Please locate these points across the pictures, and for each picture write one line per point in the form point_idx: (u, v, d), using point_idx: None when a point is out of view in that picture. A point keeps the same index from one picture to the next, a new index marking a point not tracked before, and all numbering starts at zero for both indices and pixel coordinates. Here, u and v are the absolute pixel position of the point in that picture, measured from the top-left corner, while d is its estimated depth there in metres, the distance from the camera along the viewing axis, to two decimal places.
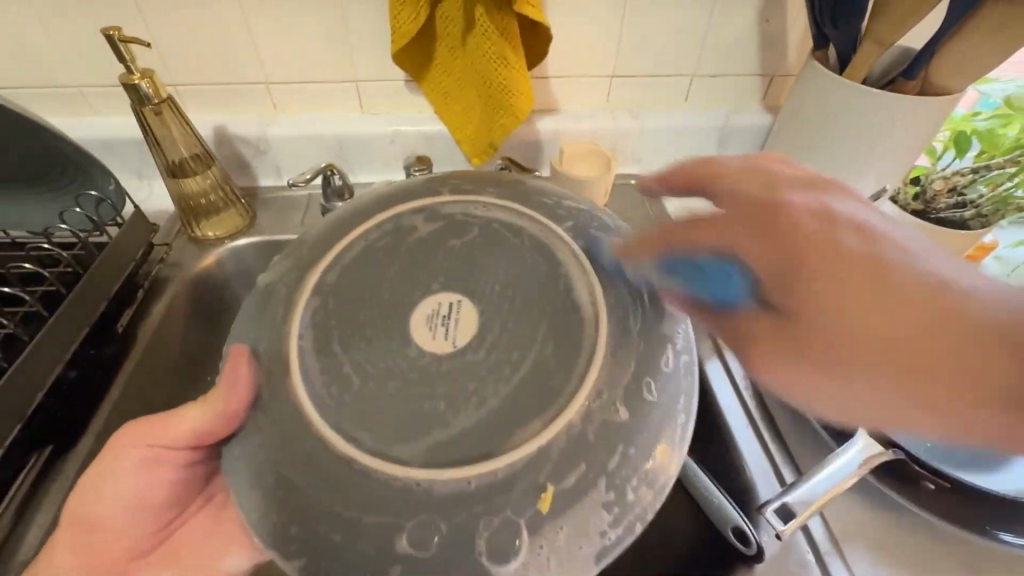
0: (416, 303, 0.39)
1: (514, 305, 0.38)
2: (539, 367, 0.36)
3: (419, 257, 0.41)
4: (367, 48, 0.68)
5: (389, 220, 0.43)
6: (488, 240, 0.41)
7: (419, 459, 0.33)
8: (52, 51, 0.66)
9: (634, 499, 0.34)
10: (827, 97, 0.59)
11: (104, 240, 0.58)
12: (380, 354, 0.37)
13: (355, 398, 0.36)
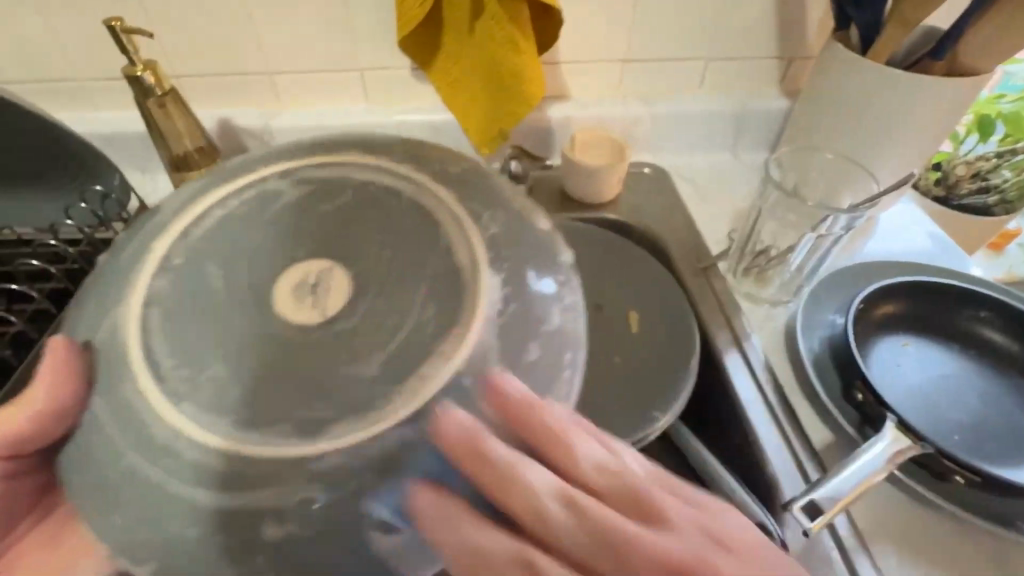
0: (278, 278, 0.34)
1: (391, 271, 0.34)
2: (417, 334, 0.32)
3: (284, 222, 0.36)
4: (371, 36, 0.67)
5: (249, 187, 0.38)
6: (360, 205, 0.37)
7: (289, 431, 0.30)
8: (53, 44, 0.65)
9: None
10: (848, 80, 0.57)
11: (110, 235, 0.57)
12: (251, 348, 0.32)
13: (226, 391, 0.31)
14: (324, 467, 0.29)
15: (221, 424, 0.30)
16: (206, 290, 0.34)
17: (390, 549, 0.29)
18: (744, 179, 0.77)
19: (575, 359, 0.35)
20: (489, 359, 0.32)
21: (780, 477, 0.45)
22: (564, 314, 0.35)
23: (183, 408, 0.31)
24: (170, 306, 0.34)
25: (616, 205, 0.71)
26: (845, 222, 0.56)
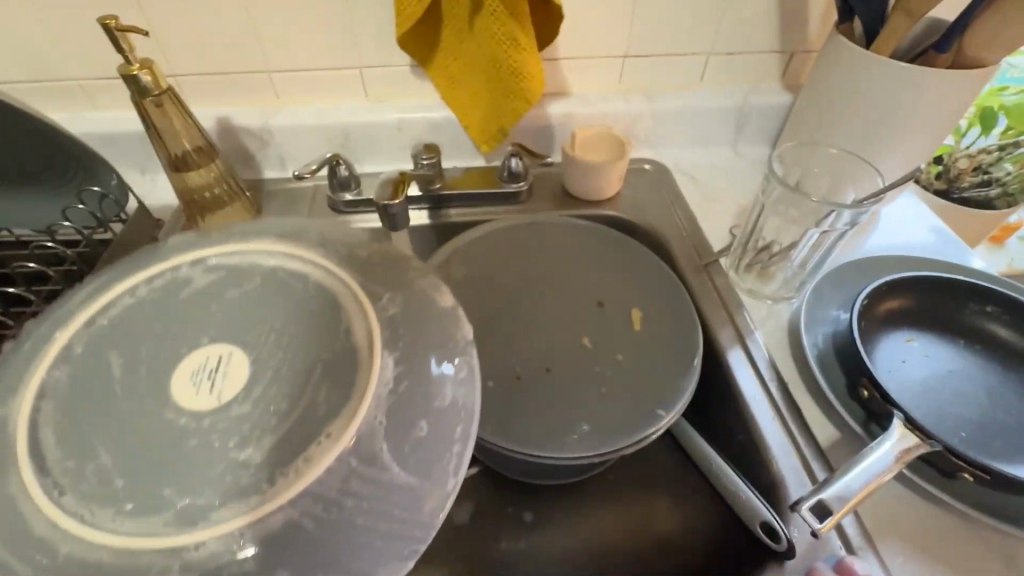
0: (179, 361, 0.34)
1: (283, 356, 0.34)
2: (304, 417, 0.32)
3: (189, 308, 0.37)
4: (370, 33, 0.66)
5: (160, 276, 0.39)
6: (264, 297, 0.37)
7: (167, 520, 0.29)
8: (48, 43, 0.64)
9: (371, 561, 0.30)
10: (852, 74, 0.57)
11: (108, 237, 0.56)
12: (142, 429, 0.32)
13: (113, 474, 0.30)
14: (195, 557, 0.28)
15: (103, 514, 0.29)
16: (106, 378, 0.34)
17: None
18: (746, 174, 0.76)
19: (466, 437, 0.34)
20: (377, 440, 0.31)
21: (786, 473, 0.45)
22: (460, 386, 0.35)
23: (65, 499, 0.29)
24: (68, 397, 0.33)
25: (617, 202, 0.70)
26: (848, 217, 0.55)
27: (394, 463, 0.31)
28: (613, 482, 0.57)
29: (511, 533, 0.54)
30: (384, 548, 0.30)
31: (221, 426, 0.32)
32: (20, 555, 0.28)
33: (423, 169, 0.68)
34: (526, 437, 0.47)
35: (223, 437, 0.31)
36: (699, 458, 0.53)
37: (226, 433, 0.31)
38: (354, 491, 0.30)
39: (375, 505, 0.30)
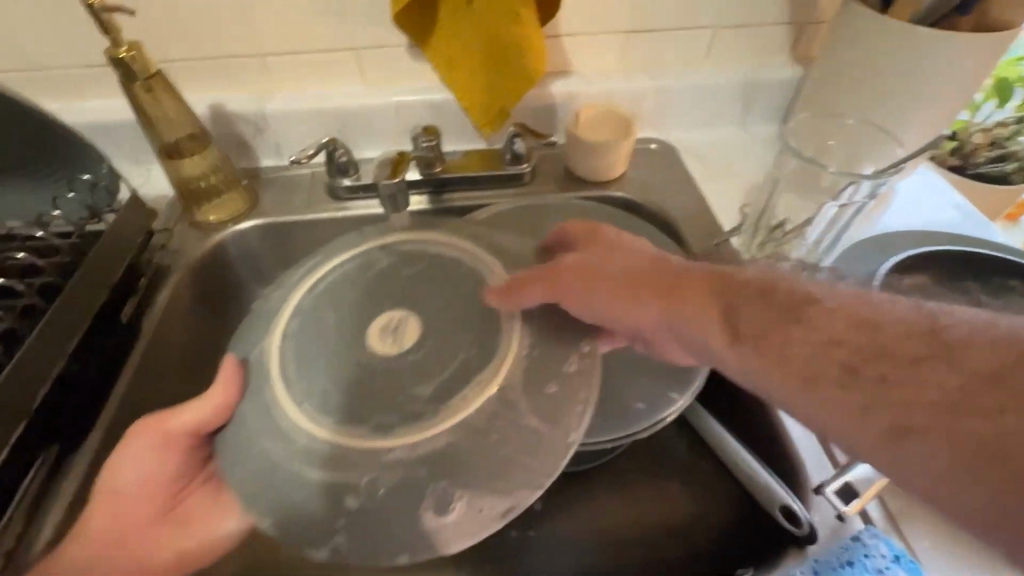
0: (371, 320, 0.40)
1: (448, 319, 0.39)
2: (463, 367, 0.36)
3: (373, 283, 0.42)
4: (366, 14, 0.64)
5: (361, 253, 0.44)
6: (433, 270, 0.42)
7: (355, 431, 0.34)
8: (33, 32, 0.62)
9: (509, 486, 0.32)
10: (869, 42, 0.54)
11: (100, 227, 0.55)
12: (333, 369, 0.38)
13: (314, 398, 0.36)
14: (386, 461, 0.33)
15: (323, 419, 0.35)
16: (320, 324, 0.40)
17: (431, 530, 0.32)
18: (755, 152, 0.74)
19: (589, 399, 0.35)
20: (517, 389, 0.35)
21: (804, 456, 0.44)
22: (584, 359, 0.37)
23: (302, 407, 0.36)
24: (296, 338, 0.40)
25: (623, 183, 0.68)
26: (866, 190, 0.53)
27: (535, 409, 0.34)
28: (624, 468, 0.55)
29: (521, 523, 0.53)
30: (517, 480, 0.33)
31: (402, 374, 0.36)
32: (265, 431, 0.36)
33: (421, 152, 0.65)
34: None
35: (405, 380, 0.36)
36: (713, 442, 0.51)
37: (402, 382, 0.36)
38: (500, 428, 0.34)
39: (513, 441, 0.33)
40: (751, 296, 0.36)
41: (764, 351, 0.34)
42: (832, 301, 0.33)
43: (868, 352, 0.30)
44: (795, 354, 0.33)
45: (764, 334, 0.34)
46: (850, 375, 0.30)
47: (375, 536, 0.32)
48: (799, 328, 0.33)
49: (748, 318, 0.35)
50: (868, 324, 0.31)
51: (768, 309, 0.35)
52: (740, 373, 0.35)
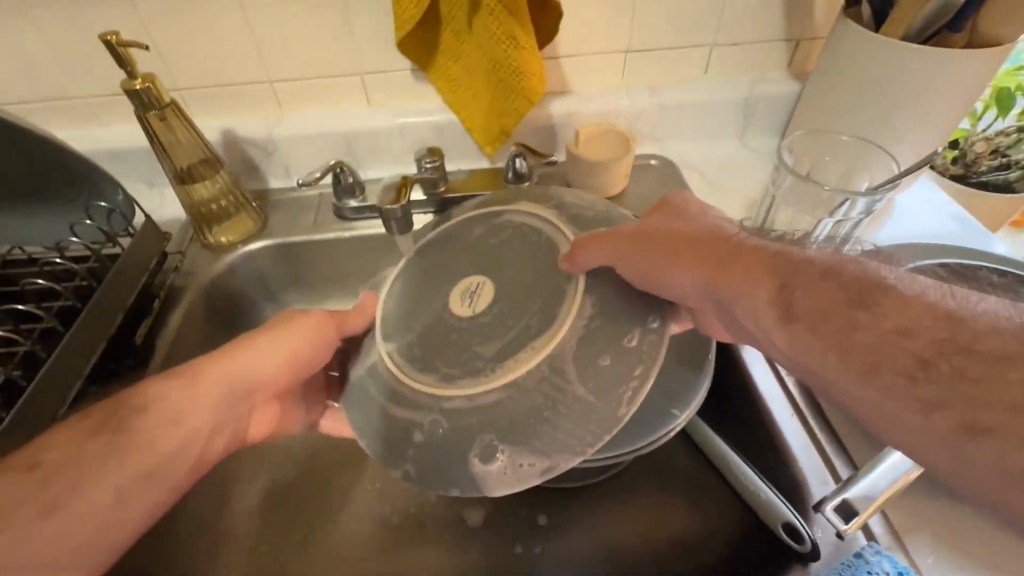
0: (456, 284, 0.44)
1: (523, 285, 0.41)
2: (526, 330, 0.38)
3: (463, 252, 0.46)
4: (371, 40, 0.66)
5: (464, 223, 0.48)
6: (514, 241, 0.44)
7: (429, 379, 0.39)
8: (53, 65, 0.65)
9: (549, 446, 0.33)
10: (863, 58, 0.55)
11: (116, 250, 0.57)
12: (417, 329, 0.43)
13: (402, 344, 0.43)
14: (447, 407, 0.37)
15: (404, 363, 0.41)
16: (415, 288, 0.46)
17: (478, 475, 0.34)
18: (755, 166, 0.75)
19: (647, 374, 0.34)
20: (568, 363, 0.35)
21: (806, 471, 0.44)
22: (650, 335, 0.35)
23: (391, 352, 0.43)
24: (397, 299, 0.47)
25: (625, 199, 0.70)
26: (863, 206, 0.53)
27: (588, 381, 0.34)
28: (626, 482, 0.56)
29: (526, 538, 0.54)
30: (558, 439, 0.33)
31: (476, 335, 0.40)
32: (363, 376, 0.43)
33: (426, 174, 0.67)
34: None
35: (476, 342, 0.39)
36: (717, 457, 0.51)
37: (470, 344, 0.39)
38: (544, 394, 0.34)
39: (559, 408, 0.34)
40: (813, 278, 0.33)
41: (828, 335, 0.31)
42: (907, 290, 0.31)
43: (947, 346, 0.28)
44: (859, 342, 0.30)
45: (823, 315, 0.31)
46: (924, 369, 0.28)
47: (434, 471, 0.36)
48: (868, 315, 0.30)
49: (807, 295, 0.32)
50: (948, 320, 0.28)
51: (834, 294, 0.32)
52: (792, 353, 0.33)
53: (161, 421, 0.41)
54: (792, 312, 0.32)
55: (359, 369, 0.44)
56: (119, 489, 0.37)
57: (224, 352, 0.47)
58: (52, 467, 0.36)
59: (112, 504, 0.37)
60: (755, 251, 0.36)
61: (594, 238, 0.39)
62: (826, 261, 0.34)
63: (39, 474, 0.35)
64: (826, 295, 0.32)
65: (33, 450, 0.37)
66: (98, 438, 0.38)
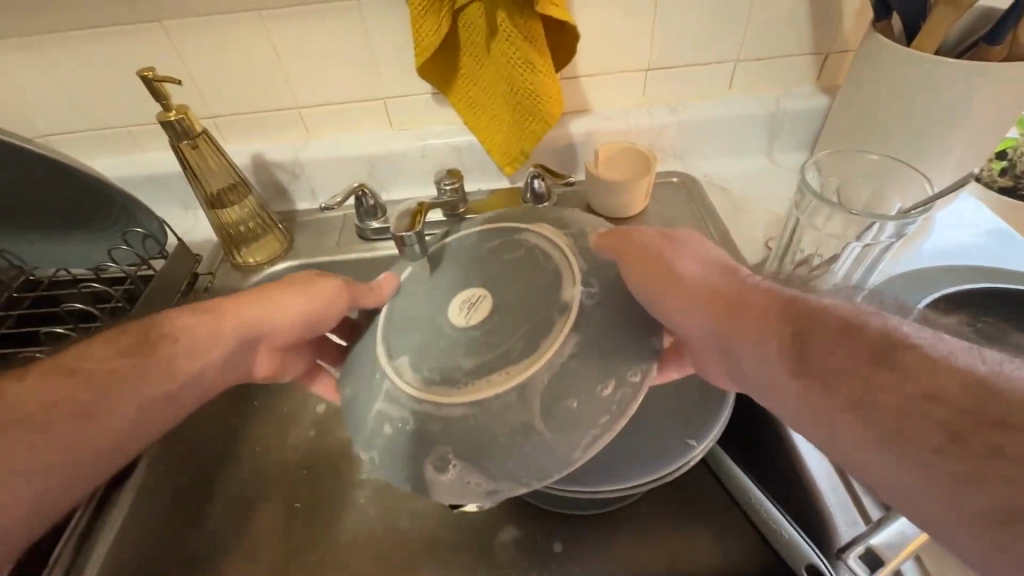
0: (459, 292, 0.42)
1: (519, 302, 0.40)
2: (509, 350, 0.37)
3: (474, 259, 0.45)
4: (393, 65, 0.68)
5: (485, 229, 0.47)
6: (524, 262, 0.42)
7: (407, 378, 0.38)
8: (98, 98, 0.69)
9: (499, 472, 0.34)
10: (893, 74, 0.53)
11: (150, 273, 0.62)
12: (407, 325, 0.42)
13: (390, 335, 0.42)
14: (418, 409, 0.37)
15: (386, 353, 0.41)
16: (419, 283, 0.45)
17: (427, 480, 0.35)
18: (781, 182, 0.73)
19: (610, 426, 0.34)
20: (536, 396, 0.35)
21: (834, 509, 0.44)
22: (624, 390, 0.35)
23: (379, 342, 0.42)
24: (398, 293, 0.46)
25: (644, 218, 0.69)
26: (892, 230, 0.51)
27: (556, 421, 0.34)
28: (646, 511, 0.54)
29: (541, 566, 0.52)
30: (510, 470, 0.34)
31: (465, 345, 0.39)
32: (349, 371, 0.43)
33: (446, 196, 0.68)
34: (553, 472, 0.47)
35: (461, 351, 0.38)
36: (735, 488, 0.50)
37: (455, 350, 0.39)
38: (508, 420, 0.35)
39: (517, 439, 0.34)
40: (829, 328, 0.32)
41: (839, 393, 0.29)
42: (935, 352, 0.29)
43: (979, 414, 0.25)
44: (877, 403, 0.28)
45: (835, 366, 0.30)
46: (951, 440, 0.25)
47: (388, 460, 0.37)
48: (889, 376, 0.28)
49: (820, 344, 0.31)
50: (988, 391, 0.26)
51: (853, 349, 0.30)
52: (802, 407, 0.31)
53: (183, 350, 0.43)
54: (806, 361, 0.32)
55: (349, 359, 0.44)
56: (139, 405, 0.40)
57: (252, 296, 0.47)
58: (90, 375, 0.39)
59: (133, 416, 0.40)
60: (772, 304, 0.35)
61: (620, 239, 0.41)
62: (848, 314, 0.32)
63: (76, 378, 0.39)
64: (845, 346, 0.31)
65: (75, 357, 0.40)
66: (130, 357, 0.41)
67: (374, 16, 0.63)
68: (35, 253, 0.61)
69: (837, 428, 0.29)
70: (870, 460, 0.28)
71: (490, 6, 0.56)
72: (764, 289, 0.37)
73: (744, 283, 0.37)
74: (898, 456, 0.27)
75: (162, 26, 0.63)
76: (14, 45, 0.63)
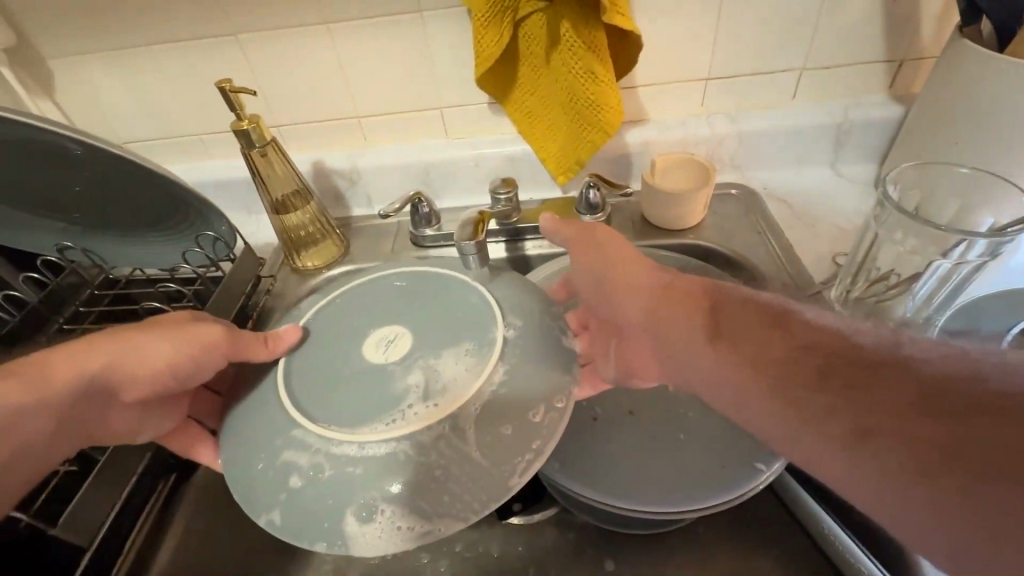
0: (373, 330, 0.42)
1: (438, 342, 0.40)
2: (434, 381, 0.37)
3: (396, 295, 0.45)
4: (453, 76, 0.69)
5: (405, 268, 0.48)
6: (448, 306, 0.43)
7: (320, 420, 0.37)
8: (176, 107, 0.72)
9: (431, 510, 0.34)
10: (985, 81, 0.50)
11: (218, 274, 0.66)
12: (323, 362, 0.41)
13: (298, 376, 0.40)
14: (335, 452, 0.35)
15: (299, 395, 0.39)
16: (338, 311, 0.45)
17: (351, 533, 0.33)
18: (848, 196, 0.70)
19: (542, 450, 0.36)
20: (470, 436, 0.35)
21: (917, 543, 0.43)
22: (551, 414, 0.37)
23: (289, 385, 0.40)
24: (314, 324, 0.44)
25: (701, 230, 0.67)
26: (982, 248, 0.49)
27: (502, 453, 0.35)
28: (702, 536, 0.52)
29: None
30: (447, 507, 0.34)
31: (383, 378, 0.38)
32: (253, 412, 0.39)
33: (500, 206, 0.68)
34: (614, 484, 0.46)
35: (380, 383, 0.38)
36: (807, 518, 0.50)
37: (373, 384, 0.38)
38: (441, 453, 0.35)
39: (453, 470, 0.34)
40: (738, 304, 0.40)
41: (742, 352, 0.36)
42: (810, 319, 0.37)
43: (840, 358, 0.33)
44: (769, 358, 0.35)
45: (741, 335, 0.37)
46: (821, 377, 0.32)
47: (301, 518, 0.34)
48: (779, 336, 0.36)
49: (731, 320, 0.39)
50: (843, 341, 0.34)
51: (756, 319, 0.38)
52: (715, 368, 0.37)
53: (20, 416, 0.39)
54: (720, 331, 0.38)
55: (250, 398, 0.40)
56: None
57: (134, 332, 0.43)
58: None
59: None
60: (692, 290, 0.42)
61: (572, 229, 0.47)
62: (751, 297, 0.40)
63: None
64: (751, 319, 0.38)
65: None
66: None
67: (438, 26, 0.65)
68: (116, 253, 0.65)
69: (738, 381, 0.36)
70: (765, 405, 0.34)
71: (555, 16, 0.57)
72: (688, 279, 0.43)
73: (671, 274, 0.44)
74: (781, 399, 0.33)
75: (238, 41, 0.66)
76: (107, 58, 0.67)
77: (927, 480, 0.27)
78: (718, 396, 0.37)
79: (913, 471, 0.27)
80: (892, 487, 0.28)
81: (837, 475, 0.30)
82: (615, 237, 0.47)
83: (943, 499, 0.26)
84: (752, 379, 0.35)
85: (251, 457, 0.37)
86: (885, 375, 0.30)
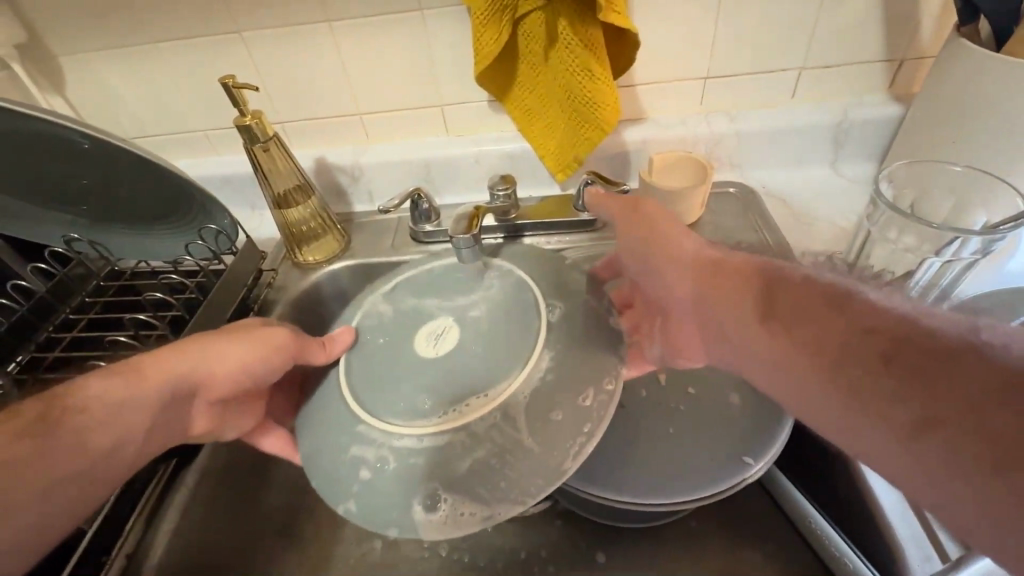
0: (426, 322, 0.44)
1: (491, 333, 0.41)
2: (492, 374, 0.38)
3: (445, 287, 0.47)
4: (452, 73, 0.70)
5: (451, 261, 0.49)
6: (498, 298, 0.44)
7: (380, 416, 0.38)
8: (182, 103, 0.74)
9: (490, 497, 0.34)
10: (981, 79, 0.50)
11: (221, 267, 0.67)
12: (379, 356, 0.43)
13: (359, 372, 0.42)
14: (398, 445, 0.36)
15: (361, 392, 0.40)
16: (397, 304, 0.47)
17: (417, 523, 0.34)
18: (849, 196, 0.70)
19: (593, 433, 0.35)
20: (514, 424, 0.36)
21: (904, 542, 0.42)
22: (601, 398, 0.37)
23: (349, 383, 0.41)
24: (371, 319, 0.46)
25: (699, 228, 0.68)
26: (976, 246, 0.49)
27: (548, 439, 0.35)
28: (696, 530, 0.52)
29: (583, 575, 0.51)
30: (506, 494, 0.34)
31: (438, 369, 0.40)
32: (319, 413, 0.41)
33: (498, 202, 0.69)
34: (617, 480, 0.46)
35: (432, 377, 0.39)
36: (795, 512, 0.50)
37: (427, 377, 0.40)
38: (494, 440, 0.35)
39: (508, 456, 0.35)
40: (798, 285, 0.36)
41: (795, 334, 0.34)
42: (877, 299, 0.33)
43: (907, 343, 0.29)
44: (824, 342, 0.32)
45: (796, 318, 0.34)
46: (882, 362, 0.29)
47: (373, 510, 0.35)
48: (837, 315, 0.33)
49: (788, 302, 0.36)
50: (911, 323, 0.30)
51: (815, 297, 0.34)
52: (767, 351, 0.35)
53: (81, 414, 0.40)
54: (774, 314, 0.36)
55: (316, 401, 0.42)
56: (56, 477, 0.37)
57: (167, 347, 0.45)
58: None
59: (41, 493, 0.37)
60: (743, 270, 0.40)
61: (618, 211, 0.47)
62: (813, 274, 0.37)
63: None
64: (806, 300, 0.35)
65: None
66: (31, 436, 0.37)
67: (439, 25, 0.65)
68: (123, 245, 0.66)
69: (793, 364, 0.34)
70: (824, 391, 0.32)
71: (553, 14, 0.57)
72: (739, 259, 0.41)
73: (725, 254, 0.42)
74: (838, 384, 0.31)
75: (242, 39, 0.67)
76: (114, 54, 0.69)
77: (994, 478, 0.24)
78: (774, 381, 0.35)
79: (985, 471, 0.24)
80: (950, 482, 0.26)
81: (898, 467, 0.28)
82: (662, 211, 0.46)
83: (1008, 499, 0.24)
84: (807, 365, 0.33)
85: (314, 448, 0.39)
86: (958, 365, 0.27)
